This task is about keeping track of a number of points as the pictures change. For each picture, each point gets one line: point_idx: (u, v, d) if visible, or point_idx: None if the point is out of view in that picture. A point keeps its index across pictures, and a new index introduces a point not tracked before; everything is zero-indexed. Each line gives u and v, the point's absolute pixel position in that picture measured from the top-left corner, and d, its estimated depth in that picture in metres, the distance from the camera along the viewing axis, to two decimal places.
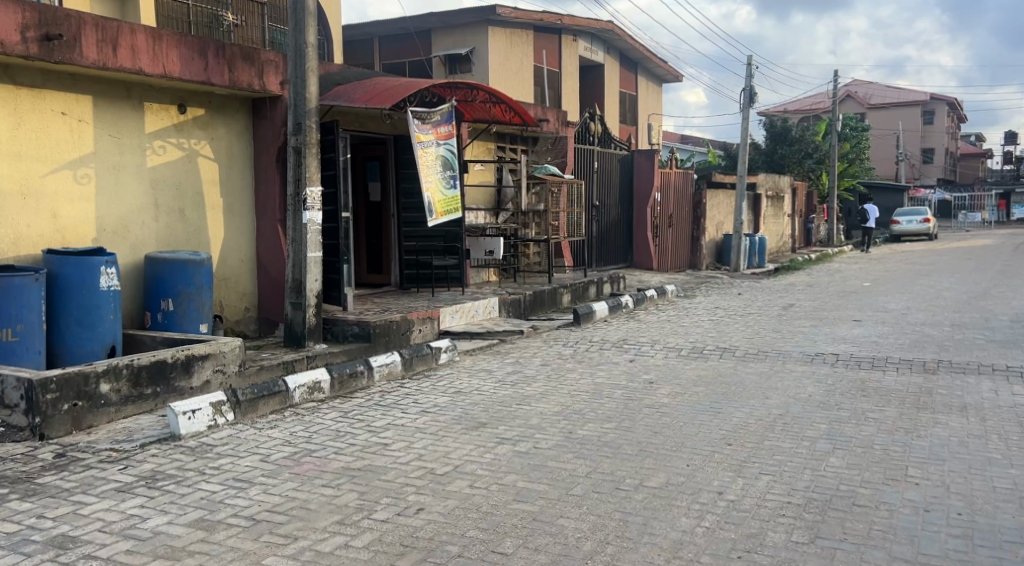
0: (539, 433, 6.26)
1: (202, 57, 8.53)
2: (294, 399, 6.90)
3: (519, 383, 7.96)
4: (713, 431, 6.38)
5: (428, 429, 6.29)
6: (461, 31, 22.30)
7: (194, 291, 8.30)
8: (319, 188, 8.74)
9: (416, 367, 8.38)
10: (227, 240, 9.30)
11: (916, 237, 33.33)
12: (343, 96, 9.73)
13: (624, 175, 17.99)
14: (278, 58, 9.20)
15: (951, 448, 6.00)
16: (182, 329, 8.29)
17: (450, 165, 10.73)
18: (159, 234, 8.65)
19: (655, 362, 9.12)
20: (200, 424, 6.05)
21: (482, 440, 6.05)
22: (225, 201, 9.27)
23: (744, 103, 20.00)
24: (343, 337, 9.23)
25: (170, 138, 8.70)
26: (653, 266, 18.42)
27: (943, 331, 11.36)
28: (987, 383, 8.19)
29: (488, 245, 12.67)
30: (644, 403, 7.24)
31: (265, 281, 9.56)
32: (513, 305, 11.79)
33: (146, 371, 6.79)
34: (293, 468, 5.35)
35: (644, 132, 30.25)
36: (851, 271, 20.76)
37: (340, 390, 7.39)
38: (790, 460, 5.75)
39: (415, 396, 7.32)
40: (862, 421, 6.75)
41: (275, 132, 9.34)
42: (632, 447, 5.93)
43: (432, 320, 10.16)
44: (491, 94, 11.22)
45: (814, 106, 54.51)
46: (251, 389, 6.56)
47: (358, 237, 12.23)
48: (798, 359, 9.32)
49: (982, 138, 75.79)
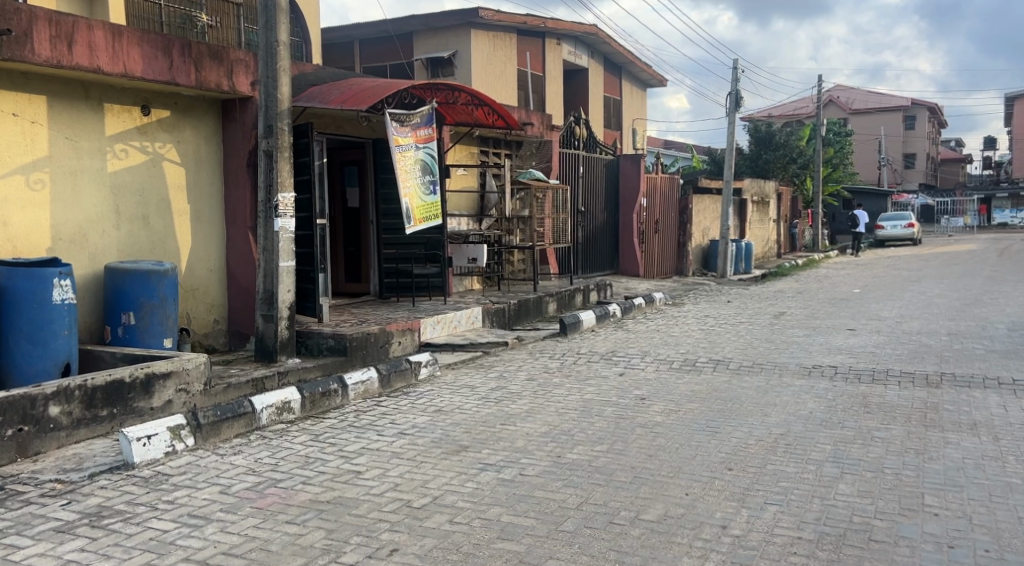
0: (525, 458, 5.81)
1: (166, 55, 8.04)
2: (261, 421, 6.39)
3: (504, 400, 7.50)
4: (711, 454, 5.94)
5: (405, 455, 5.81)
6: (442, 35, 21.87)
7: (158, 303, 7.81)
8: (291, 194, 8.27)
9: (394, 384, 7.90)
10: (194, 248, 8.80)
11: (901, 242, 33.07)
12: (318, 97, 9.24)
13: (609, 179, 17.57)
14: (248, 57, 8.74)
15: (968, 474, 5.58)
16: (145, 344, 7.77)
17: (429, 170, 10.26)
18: (121, 243, 8.15)
19: (645, 377, 8.67)
20: (156, 451, 5.57)
21: (463, 466, 5.59)
22: (193, 207, 8.78)
23: (730, 108, 19.65)
24: (318, 351, 8.76)
25: (132, 141, 8.20)
26: (640, 273, 18.00)
27: (941, 341, 10.98)
28: (994, 398, 7.78)
29: (470, 252, 12.18)
30: (636, 422, 6.80)
31: (235, 292, 9.06)
32: (496, 315, 11.34)
33: (100, 392, 6.30)
34: (256, 502, 4.87)
35: (629, 136, 29.89)
36: (840, 277, 20.44)
37: (312, 410, 6.90)
38: (796, 487, 5.32)
39: (392, 416, 6.84)
40: (868, 442, 6.33)
41: (246, 136, 8.87)
42: (625, 474, 5.49)
43: (412, 331, 9.69)
44: (472, 95, 10.73)
45: (797, 111, 54.43)
46: (213, 412, 6.04)
47: (336, 245, 11.77)
48: (794, 372, 8.89)
49: (960, 144, 76.36)
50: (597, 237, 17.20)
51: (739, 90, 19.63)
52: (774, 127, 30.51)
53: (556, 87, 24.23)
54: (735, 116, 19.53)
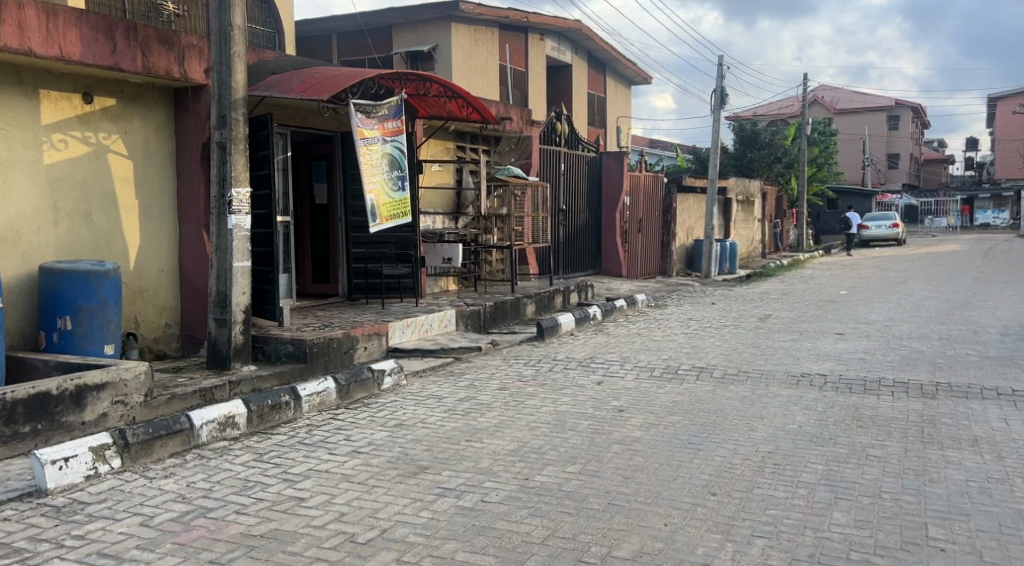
0: (489, 480, 5.27)
1: (108, 38, 7.48)
2: (199, 439, 5.81)
3: (471, 413, 6.95)
4: (694, 477, 5.42)
5: (357, 478, 5.25)
6: (422, 28, 21.25)
7: (98, 307, 7.21)
8: (246, 189, 7.70)
9: (354, 394, 7.34)
10: (143, 247, 8.20)
11: (886, 243, 32.71)
12: (277, 85, 8.65)
13: (591, 177, 17.03)
14: (201, 43, 8.19)
15: (972, 500, 5.09)
16: (83, 351, 7.17)
17: (398, 165, 9.70)
18: (60, 241, 7.55)
19: (624, 386, 8.13)
20: (75, 475, 5.00)
21: (420, 491, 5.05)
22: (142, 202, 8.19)
23: (715, 105, 19.18)
24: (275, 357, 8.19)
25: (72, 131, 7.61)
26: (622, 274, 17.51)
27: (933, 347, 10.51)
28: (993, 410, 7.31)
29: (445, 252, 11.62)
30: (612, 438, 6.27)
31: (188, 294, 8.47)
32: (471, 317, 10.78)
33: (21, 406, 5.72)
34: (178, 536, 4.32)
35: (613, 134, 29.39)
36: (825, 278, 20.04)
37: (259, 425, 6.32)
38: (787, 516, 4.81)
39: (347, 431, 6.28)
40: (864, 461, 5.82)
41: (199, 127, 8.30)
42: (599, 500, 4.97)
43: (379, 336, 9.12)
44: (445, 86, 10.17)
45: (780, 110, 54.17)
46: (143, 429, 5.47)
47: (303, 243, 11.19)
48: (782, 382, 8.36)
49: (943, 144, 76.60)
50: (579, 236, 16.66)
51: (724, 86, 19.14)
52: (760, 126, 30.03)
53: (539, 83, 23.67)
54: (720, 114, 19.05)
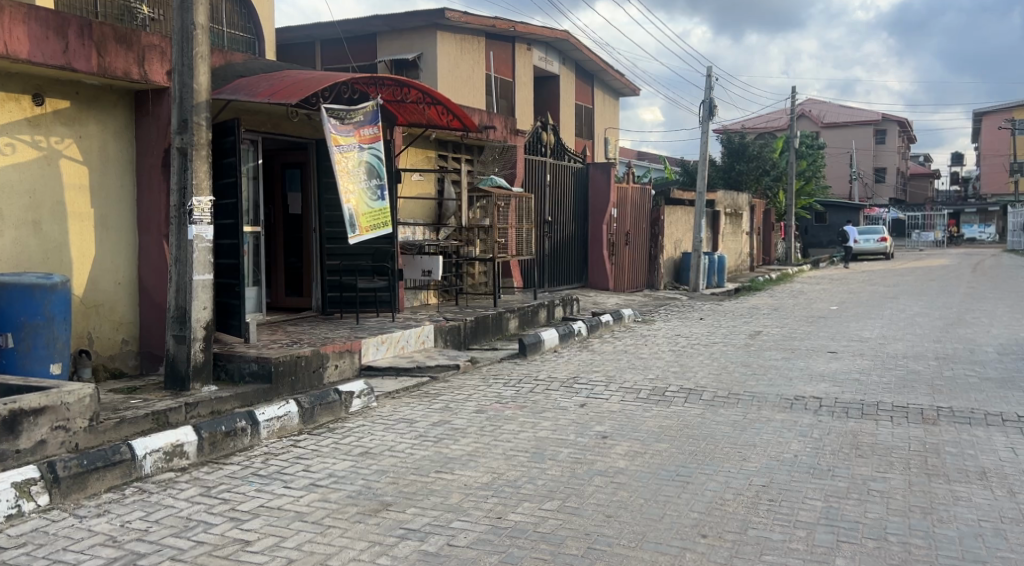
0: (457, 519, 4.80)
1: (60, 37, 7.01)
2: (141, 471, 5.33)
3: (444, 440, 6.46)
4: (683, 515, 4.96)
5: (312, 516, 4.76)
6: (408, 36, 20.81)
7: (43, 323, 6.70)
8: (208, 198, 7.22)
9: (319, 418, 6.85)
10: (97, 259, 7.70)
11: (874, 256, 32.41)
12: (245, 88, 8.18)
13: (578, 189, 16.62)
14: (163, 43, 7.72)
15: (986, 544, 4.65)
16: (26, 370, 6.64)
17: (376, 173, 9.21)
18: (4, 251, 7.05)
19: (609, 409, 7.65)
20: None
21: (381, 532, 4.58)
22: (97, 211, 7.69)
23: (703, 117, 18.81)
24: (239, 376, 7.70)
25: (21, 134, 7.13)
26: (609, 287, 17.10)
27: (929, 367, 10.08)
28: (998, 438, 6.88)
29: (425, 264, 11.11)
30: (595, 470, 5.79)
31: (147, 308, 7.96)
32: (450, 333, 10.29)
33: None
34: None
35: (601, 146, 29.00)
36: (817, 293, 19.66)
37: (211, 454, 5.83)
38: (784, 563, 4.37)
39: (307, 461, 5.79)
40: (866, 497, 5.37)
41: (160, 131, 7.82)
42: (577, 544, 4.50)
43: (352, 353, 8.61)
44: (423, 92, 9.73)
45: (769, 123, 54.04)
46: (77, 459, 5.01)
47: (276, 255, 10.70)
48: (774, 405, 7.90)
49: (928, 159, 76.90)
50: (564, 249, 16.21)
51: (712, 99, 18.79)
52: (748, 138, 29.67)
53: (526, 93, 23.28)
54: (708, 126, 18.70)
